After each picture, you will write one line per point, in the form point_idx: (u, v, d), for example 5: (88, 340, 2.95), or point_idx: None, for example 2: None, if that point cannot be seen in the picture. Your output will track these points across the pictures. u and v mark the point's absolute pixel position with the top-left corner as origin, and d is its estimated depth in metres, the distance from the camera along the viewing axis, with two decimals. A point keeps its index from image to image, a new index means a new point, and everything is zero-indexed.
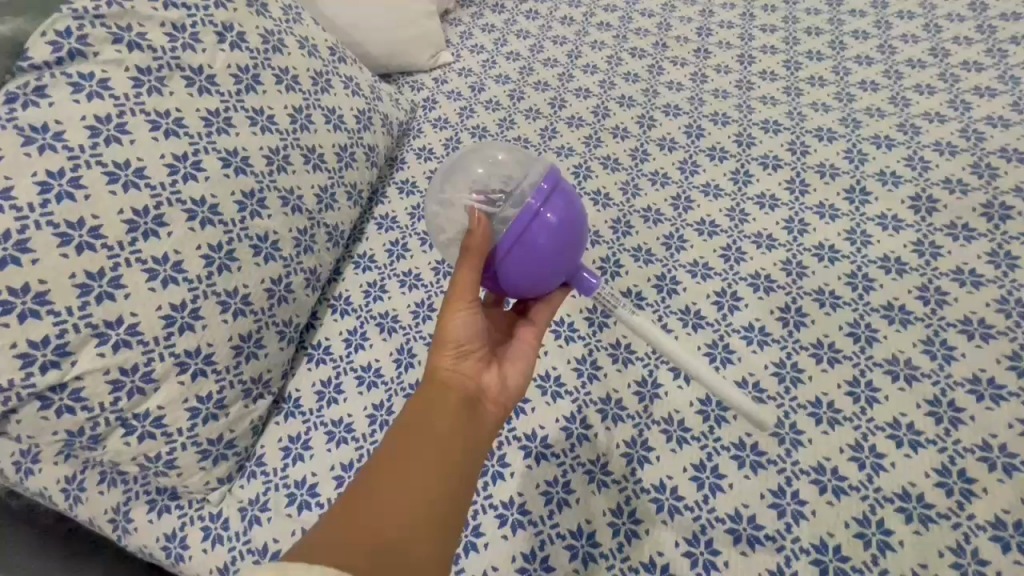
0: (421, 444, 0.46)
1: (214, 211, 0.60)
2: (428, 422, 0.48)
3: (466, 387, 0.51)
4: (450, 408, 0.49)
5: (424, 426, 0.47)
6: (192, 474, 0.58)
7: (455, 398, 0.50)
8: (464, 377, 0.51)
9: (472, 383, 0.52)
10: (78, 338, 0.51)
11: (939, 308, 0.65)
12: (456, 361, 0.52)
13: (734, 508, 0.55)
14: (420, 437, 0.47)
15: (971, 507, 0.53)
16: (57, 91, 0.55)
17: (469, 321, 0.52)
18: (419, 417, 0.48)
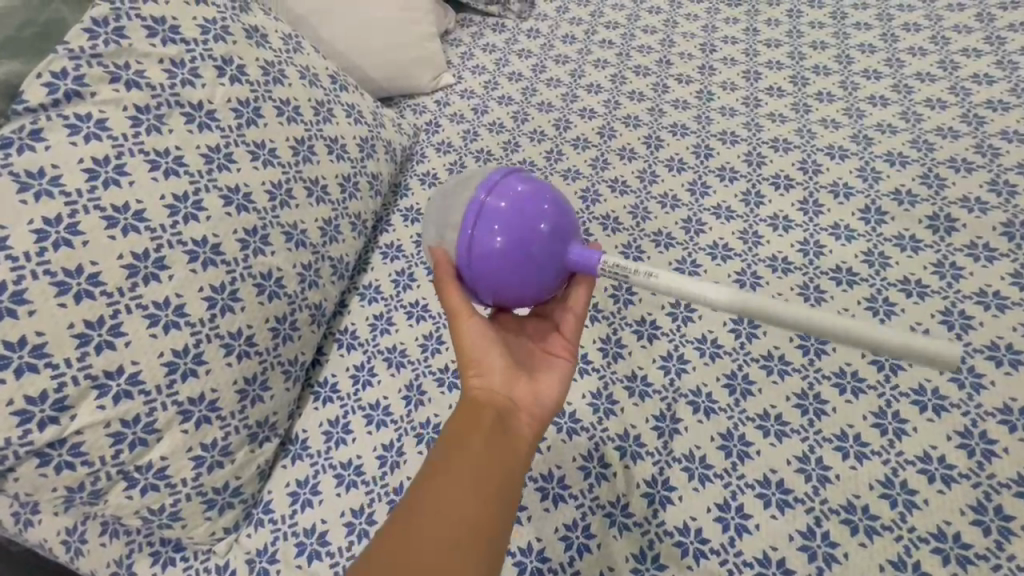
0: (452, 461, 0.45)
1: (216, 251, 0.58)
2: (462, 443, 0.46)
3: (498, 403, 0.49)
4: (482, 428, 0.47)
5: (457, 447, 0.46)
6: (197, 525, 0.56)
7: (488, 416, 0.48)
8: (497, 396, 0.49)
9: (504, 398, 0.50)
10: (77, 391, 0.50)
11: (964, 333, 0.63)
12: (485, 378, 0.50)
13: (762, 551, 0.53)
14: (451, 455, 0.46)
15: (1010, 546, 0.50)
16: (54, 134, 0.54)
17: (477, 332, 0.52)
18: (454, 442, 0.46)
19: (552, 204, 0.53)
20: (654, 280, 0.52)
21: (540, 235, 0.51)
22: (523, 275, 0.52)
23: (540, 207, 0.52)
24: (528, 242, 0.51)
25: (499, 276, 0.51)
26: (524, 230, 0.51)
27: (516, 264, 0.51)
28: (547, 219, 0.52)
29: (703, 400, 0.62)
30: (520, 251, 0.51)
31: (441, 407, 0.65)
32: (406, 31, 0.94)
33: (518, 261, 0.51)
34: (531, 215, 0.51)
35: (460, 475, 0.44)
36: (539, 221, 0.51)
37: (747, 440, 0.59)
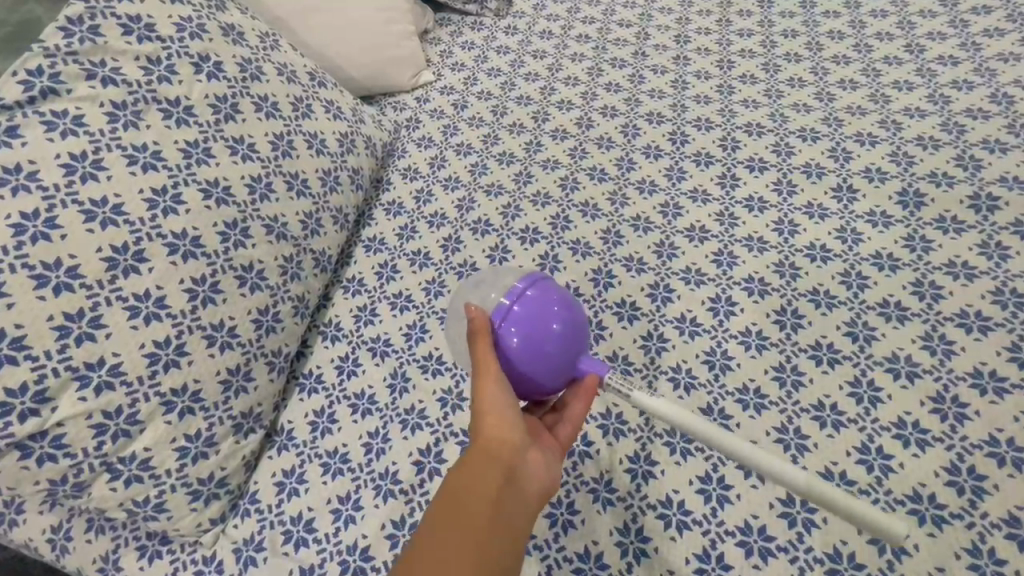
0: (460, 520, 0.41)
1: (196, 243, 0.59)
2: (467, 494, 0.42)
3: (509, 458, 0.44)
4: (490, 481, 0.43)
5: (461, 500, 0.42)
6: (183, 516, 0.56)
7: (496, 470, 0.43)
8: (508, 447, 0.45)
9: (516, 456, 0.45)
10: (57, 382, 0.50)
11: (935, 302, 0.64)
12: (498, 433, 0.45)
13: (743, 519, 0.54)
14: (458, 508, 0.42)
15: (983, 505, 0.52)
16: (30, 130, 0.54)
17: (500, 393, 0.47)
18: (458, 492, 0.43)
19: (562, 304, 0.52)
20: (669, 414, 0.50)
21: (552, 330, 0.51)
22: (536, 369, 0.51)
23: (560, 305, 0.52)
24: (541, 339, 0.50)
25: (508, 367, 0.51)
26: (541, 331, 0.50)
27: (531, 357, 0.50)
28: (563, 317, 0.51)
29: (683, 378, 0.63)
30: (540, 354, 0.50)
31: (426, 395, 0.65)
32: (387, 31, 0.95)
33: (536, 359, 0.50)
34: (545, 317, 0.51)
35: (466, 532, 0.41)
36: (551, 317, 0.51)
37: (727, 414, 0.60)
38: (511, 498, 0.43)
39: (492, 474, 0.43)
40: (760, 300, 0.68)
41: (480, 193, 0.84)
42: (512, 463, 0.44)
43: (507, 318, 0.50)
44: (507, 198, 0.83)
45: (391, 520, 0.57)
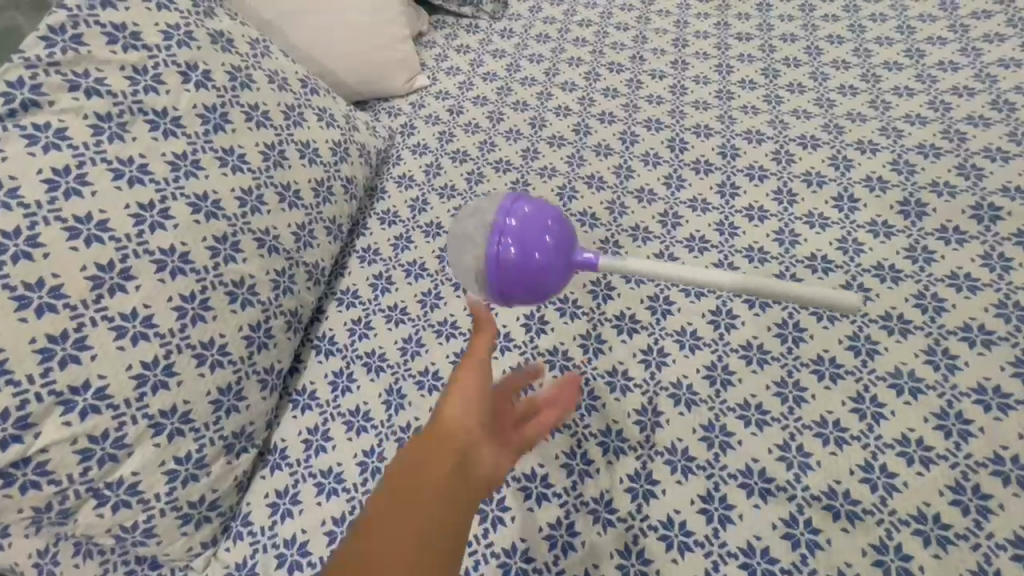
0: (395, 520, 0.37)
1: (185, 259, 0.57)
2: (415, 487, 0.39)
3: (467, 452, 0.41)
4: (442, 473, 0.39)
5: (408, 492, 0.38)
6: (173, 541, 0.54)
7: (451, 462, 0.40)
8: (470, 439, 0.41)
9: (473, 449, 0.41)
10: (40, 408, 0.48)
11: (938, 315, 0.64)
12: (465, 421, 0.42)
13: (746, 540, 0.53)
14: (401, 501, 0.38)
15: (988, 525, 0.51)
16: (10, 144, 0.52)
17: (480, 375, 0.45)
18: (407, 482, 0.39)
19: (553, 216, 0.52)
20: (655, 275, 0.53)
21: (547, 245, 0.50)
22: (548, 276, 0.51)
23: (535, 217, 0.51)
24: (540, 254, 0.50)
25: (521, 280, 0.50)
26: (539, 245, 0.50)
27: (541, 271, 0.50)
28: (547, 228, 0.51)
29: (684, 393, 0.62)
30: (544, 268, 0.50)
31: (422, 411, 0.64)
32: (377, 35, 0.93)
33: (543, 273, 0.50)
34: (539, 231, 0.51)
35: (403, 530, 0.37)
36: (545, 229, 0.51)
37: (728, 431, 0.59)
38: (458, 499, 0.39)
39: (447, 466, 0.40)
40: (762, 312, 0.67)
41: None
42: (469, 455, 0.41)
43: (505, 234, 0.50)
44: None
45: None
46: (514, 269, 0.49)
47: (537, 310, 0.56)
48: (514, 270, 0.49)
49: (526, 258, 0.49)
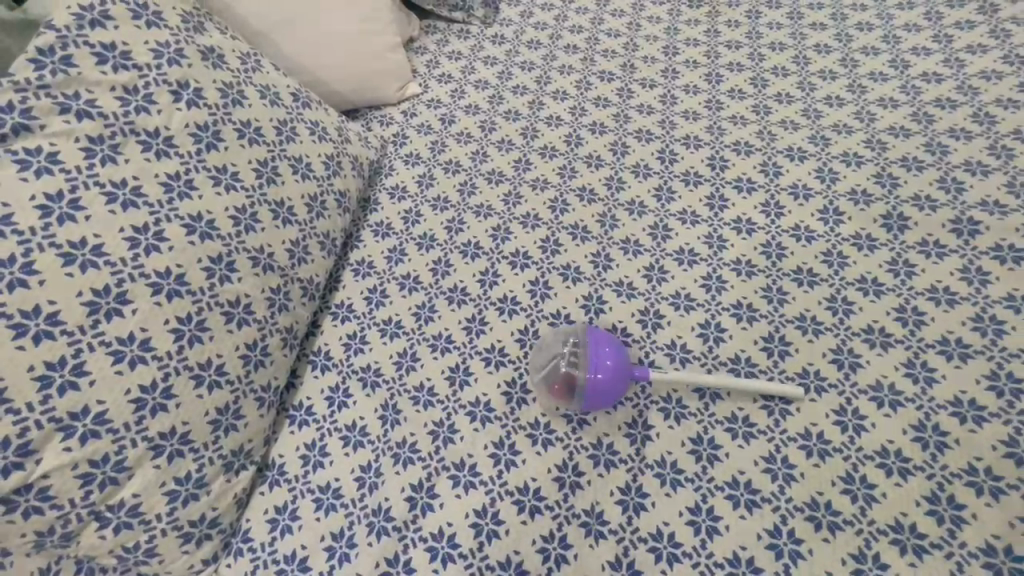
0: None
1: (181, 281, 0.58)
2: None
3: None
4: None
5: None
6: (175, 559, 0.55)
7: None
8: None
9: None
10: (41, 434, 0.49)
11: (917, 329, 0.66)
12: None
13: (732, 551, 0.55)
14: None
15: (961, 534, 0.53)
16: (2, 170, 0.52)
17: None
18: None
19: (607, 345, 0.64)
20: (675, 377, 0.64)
21: (611, 369, 0.62)
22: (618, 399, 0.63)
23: (593, 344, 0.64)
24: (606, 380, 0.62)
25: (597, 401, 0.62)
26: (600, 364, 0.62)
27: (613, 392, 0.62)
28: (606, 352, 0.63)
29: (673, 406, 0.64)
30: (609, 380, 0.62)
31: (418, 426, 0.65)
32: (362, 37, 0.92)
33: (611, 383, 0.62)
34: (600, 363, 0.62)
35: None
36: (603, 356, 0.63)
37: (716, 444, 0.61)
38: None
39: None
40: (749, 325, 0.69)
41: (469, 214, 0.84)
42: None
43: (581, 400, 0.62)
44: (497, 219, 0.83)
45: (386, 557, 0.57)
46: (593, 395, 0.62)
47: (606, 405, 0.63)
48: (594, 392, 0.62)
49: (596, 381, 0.61)
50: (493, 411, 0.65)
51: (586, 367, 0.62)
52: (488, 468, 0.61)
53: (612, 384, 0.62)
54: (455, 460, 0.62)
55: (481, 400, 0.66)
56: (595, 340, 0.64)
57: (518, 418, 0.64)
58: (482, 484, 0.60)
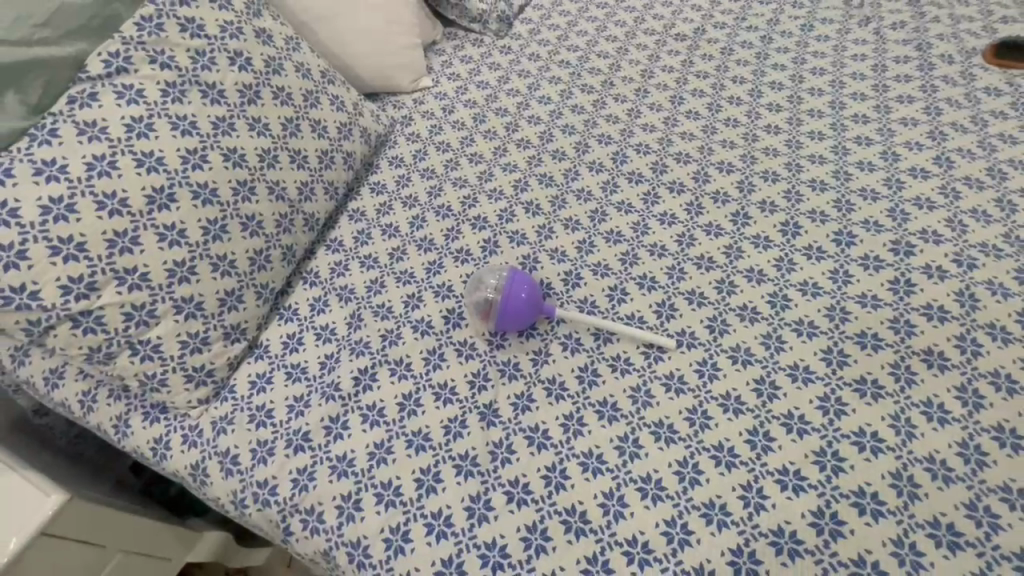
0: None
1: (214, 194, 0.78)
2: None
3: None
4: None
5: None
6: (179, 392, 0.75)
7: None
8: None
9: None
10: (103, 278, 0.69)
11: (784, 310, 0.80)
12: None
13: (589, 447, 0.70)
14: None
15: (766, 457, 0.67)
16: (105, 97, 0.74)
17: None
18: None
19: (525, 282, 0.81)
20: (577, 319, 0.81)
21: (524, 300, 0.80)
22: (528, 324, 0.81)
23: (514, 280, 0.81)
24: (518, 308, 0.79)
25: (509, 323, 0.80)
26: (516, 294, 0.80)
27: (524, 318, 0.80)
28: (523, 287, 0.81)
29: (572, 343, 0.80)
30: (522, 307, 0.80)
31: (373, 332, 0.83)
32: (372, 16, 1.11)
33: (523, 309, 0.80)
34: (515, 294, 0.80)
35: None
36: (519, 289, 0.80)
37: (598, 373, 0.77)
38: None
39: None
40: (650, 293, 0.85)
41: (448, 184, 1.02)
42: None
43: (498, 321, 0.80)
44: (469, 191, 1.01)
45: (329, 416, 0.75)
46: (506, 318, 0.79)
47: (517, 328, 0.81)
48: (508, 316, 0.79)
49: (509, 307, 0.79)
50: (432, 328, 0.83)
51: (504, 295, 0.80)
52: (419, 367, 0.79)
53: (524, 310, 0.80)
54: (395, 358, 0.80)
55: (425, 320, 0.84)
56: (515, 277, 0.82)
57: (450, 336, 0.82)
58: (412, 378, 0.78)
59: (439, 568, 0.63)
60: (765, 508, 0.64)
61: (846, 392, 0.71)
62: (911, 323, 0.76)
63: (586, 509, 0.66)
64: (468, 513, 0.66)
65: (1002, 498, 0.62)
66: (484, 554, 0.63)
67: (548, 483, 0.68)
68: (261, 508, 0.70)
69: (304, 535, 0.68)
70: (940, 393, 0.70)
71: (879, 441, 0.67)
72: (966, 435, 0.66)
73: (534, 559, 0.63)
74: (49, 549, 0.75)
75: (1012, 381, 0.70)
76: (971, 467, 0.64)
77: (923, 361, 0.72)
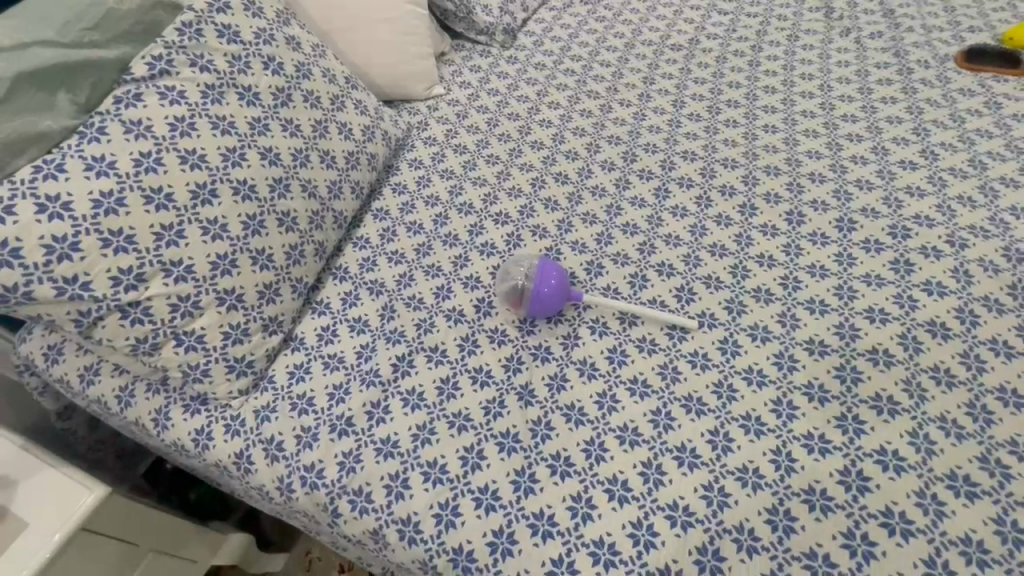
0: None
1: (253, 190, 0.81)
2: None
3: None
4: None
5: None
6: (220, 383, 0.76)
7: None
8: None
9: None
10: (151, 270, 0.71)
11: (796, 291, 0.85)
12: None
13: (624, 421, 0.74)
14: None
15: (793, 423, 0.71)
16: (150, 98, 0.77)
17: None
18: None
19: (554, 270, 0.84)
20: (602, 303, 0.85)
21: (554, 287, 0.83)
22: (557, 310, 0.84)
23: (543, 269, 0.84)
24: (549, 294, 0.83)
25: (540, 309, 0.83)
26: (546, 281, 0.83)
27: (554, 304, 0.83)
28: (552, 275, 0.84)
29: (599, 327, 0.84)
30: (552, 294, 0.83)
31: (406, 322, 0.86)
32: (388, 27, 1.16)
33: (553, 296, 0.83)
34: (545, 281, 0.83)
35: None
36: (549, 277, 0.83)
37: (627, 353, 0.81)
38: None
39: None
40: (671, 279, 0.89)
41: (468, 183, 1.06)
42: None
43: (529, 307, 0.83)
44: (488, 189, 1.05)
45: (370, 401, 0.77)
46: (537, 305, 0.83)
47: (548, 314, 0.84)
48: (538, 303, 0.83)
49: (540, 294, 0.82)
50: (464, 317, 0.86)
51: (534, 283, 0.83)
52: (454, 353, 0.82)
53: (554, 297, 0.83)
54: (431, 346, 0.83)
55: (456, 309, 0.87)
56: (544, 265, 0.85)
57: (482, 324, 0.85)
58: (448, 363, 0.80)
59: (490, 539, 0.65)
60: (797, 470, 0.67)
61: (860, 362, 0.76)
62: (914, 299, 0.82)
63: (627, 478, 0.68)
64: (514, 486, 0.68)
65: (1011, 450, 0.67)
66: (533, 523, 0.66)
67: (588, 456, 0.71)
68: (308, 491, 0.71)
69: (352, 516, 0.69)
70: (946, 359, 0.75)
71: (895, 404, 0.71)
72: (973, 396, 0.71)
73: (581, 526, 0.65)
74: (84, 544, 0.75)
75: (1009, 346, 0.76)
76: (980, 425, 0.69)
77: (928, 331, 0.78)
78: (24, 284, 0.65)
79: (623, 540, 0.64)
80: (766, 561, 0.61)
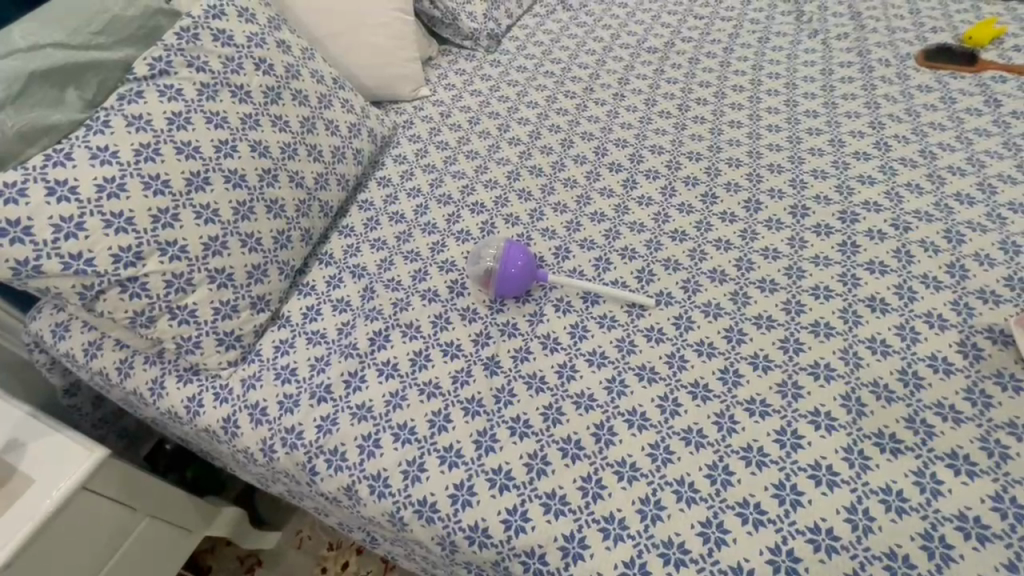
0: None
1: (243, 179, 0.88)
2: None
3: None
4: None
5: None
6: (211, 354, 0.83)
7: None
8: None
9: None
10: (148, 250, 0.78)
11: (749, 271, 0.91)
12: None
13: (582, 389, 0.79)
14: None
15: (738, 390, 0.77)
16: (150, 95, 0.85)
17: None
18: None
19: (520, 252, 0.90)
20: (565, 282, 0.91)
21: (519, 269, 0.88)
22: (524, 289, 0.90)
23: (510, 251, 0.90)
24: (514, 275, 0.88)
25: (507, 289, 0.89)
26: (512, 263, 0.88)
27: (519, 285, 0.89)
28: (518, 257, 0.89)
29: (563, 305, 0.90)
30: (517, 274, 0.88)
31: (384, 301, 0.92)
32: (377, 33, 1.24)
33: (518, 276, 0.89)
34: (511, 262, 0.88)
35: None
36: (515, 258, 0.89)
37: (588, 328, 0.86)
38: None
39: None
40: (634, 262, 0.95)
41: (448, 176, 1.13)
42: None
43: (497, 287, 0.89)
44: (466, 182, 1.12)
45: (347, 371, 0.83)
46: (503, 285, 0.89)
47: (515, 293, 0.90)
48: (505, 283, 0.89)
49: (506, 275, 0.88)
50: (439, 297, 0.92)
51: (501, 265, 0.88)
52: (428, 329, 0.88)
53: (519, 277, 0.89)
54: (406, 323, 0.89)
55: (432, 290, 0.93)
56: (511, 247, 0.90)
57: (455, 303, 0.91)
58: (421, 338, 0.87)
59: (452, 491, 0.71)
60: (737, 430, 0.73)
61: (803, 335, 0.81)
62: (857, 277, 0.87)
63: (580, 438, 0.74)
64: (476, 445, 0.74)
65: (936, 411, 0.72)
66: (492, 478, 0.72)
67: (546, 419, 0.76)
68: (289, 451, 0.78)
69: (329, 473, 0.76)
70: (882, 331, 0.80)
71: (831, 371, 0.77)
72: (906, 364, 0.77)
73: (536, 481, 0.71)
74: (85, 502, 0.81)
75: (943, 319, 0.81)
76: (910, 389, 0.74)
77: (867, 306, 0.83)
78: (34, 259, 0.73)
79: (573, 492, 0.70)
80: (702, 510, 0.67)
